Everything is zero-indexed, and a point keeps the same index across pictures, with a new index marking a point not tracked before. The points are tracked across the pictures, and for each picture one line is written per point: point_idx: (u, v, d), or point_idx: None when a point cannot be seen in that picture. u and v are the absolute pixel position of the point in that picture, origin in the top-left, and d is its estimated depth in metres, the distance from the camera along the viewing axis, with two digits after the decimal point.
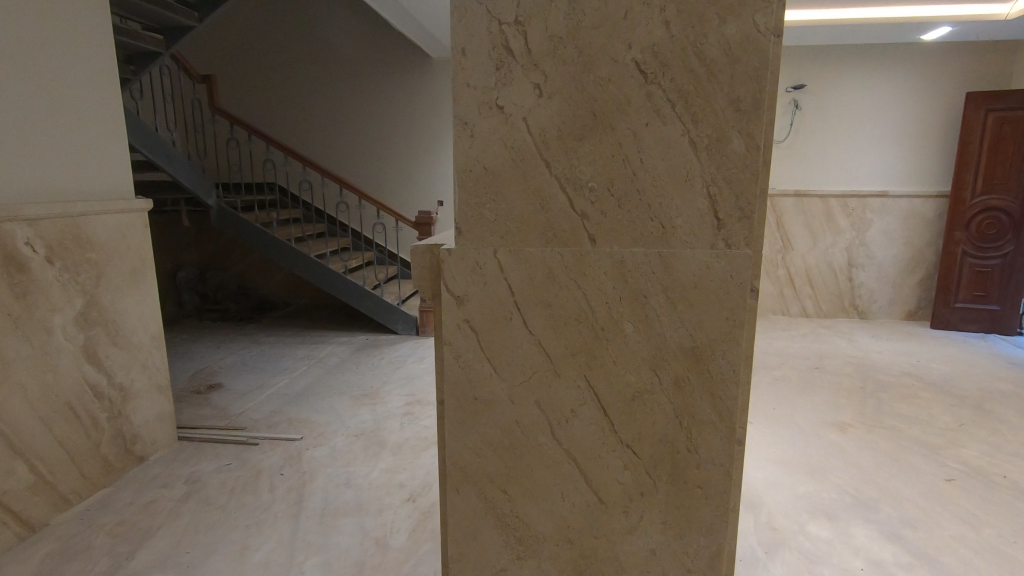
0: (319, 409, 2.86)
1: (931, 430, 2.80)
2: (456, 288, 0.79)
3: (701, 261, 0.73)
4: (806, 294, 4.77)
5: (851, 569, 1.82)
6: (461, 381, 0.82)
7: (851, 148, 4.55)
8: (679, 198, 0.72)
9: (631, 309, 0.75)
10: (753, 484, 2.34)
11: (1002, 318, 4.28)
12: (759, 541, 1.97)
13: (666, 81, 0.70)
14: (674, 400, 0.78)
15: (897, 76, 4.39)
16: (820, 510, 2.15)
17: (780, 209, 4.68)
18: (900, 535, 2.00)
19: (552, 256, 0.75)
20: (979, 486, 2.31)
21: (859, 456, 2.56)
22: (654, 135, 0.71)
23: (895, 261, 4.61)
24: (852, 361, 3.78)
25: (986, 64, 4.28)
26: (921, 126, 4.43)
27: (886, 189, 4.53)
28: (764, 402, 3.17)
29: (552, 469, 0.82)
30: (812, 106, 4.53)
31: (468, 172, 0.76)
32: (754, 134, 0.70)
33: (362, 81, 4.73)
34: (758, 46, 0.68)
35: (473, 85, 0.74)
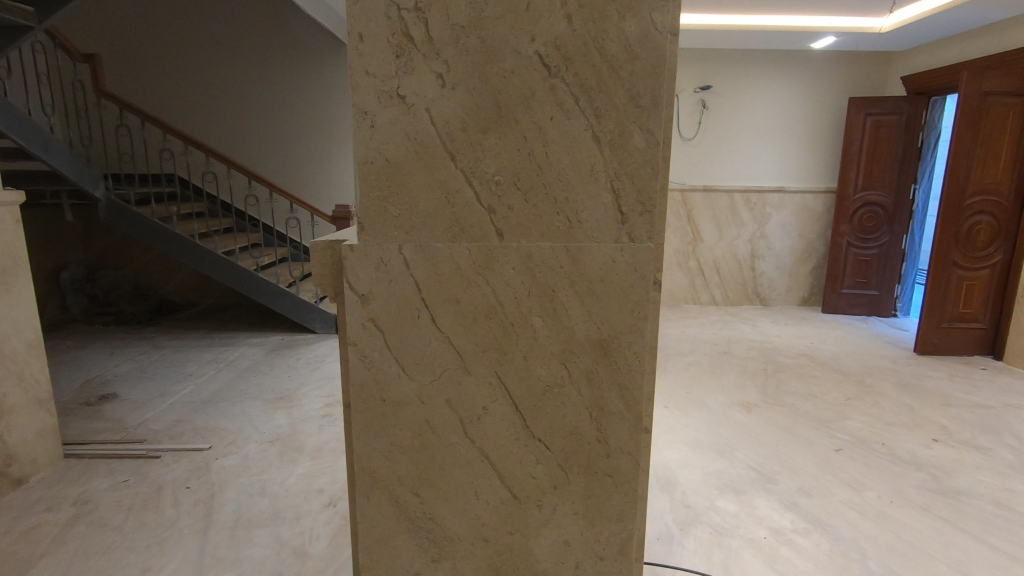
0: (229, 415, 2.68)
1: (822, 405, 3.07)
2: (359, 286, 0.75)
3: (606, 255, 0.74)
4: (714, 284, 5.07)
5: (756, 539, 1.96)
6: (368, 384, 0.78)
7: (751, 147, 4.86)
8: (584, 193, 0.73)
9: (540, 304, 0.75)
10: (668, 465, 2.45)
11: (879, 302, 4.77)
12: (674, 519, 2.07)
13: (569, 75, 0.70)
14: (584, 393, 0.79)
15: (790, 81, 4.74)
16: (728, 485, 2.29)
17: (689, 203, 4.93)
18: (797, 503, 2.17)
19: (459, 252, 0.74)
20: (863, 454, 2.55)
21: (762, 433, 2.76)
22: (559, 129, 0.71)
23: (790, 252, 5.00)
24: (755, 345, 4.06)
25: (863, 73, 4.73)
26: (811, 127, 4.82)
27: (782, 185, 4.89)
28: (677, 386, 3.34)
29: (465, 469, 0.81)
30: (717, 106, 4.79)
31: (369, 165, 0.72)
32: (653, 130, 0.72)
33: (268, 66, 4.45)
34: (656, 43, 0.69)
35: (372, 74, 0.70)
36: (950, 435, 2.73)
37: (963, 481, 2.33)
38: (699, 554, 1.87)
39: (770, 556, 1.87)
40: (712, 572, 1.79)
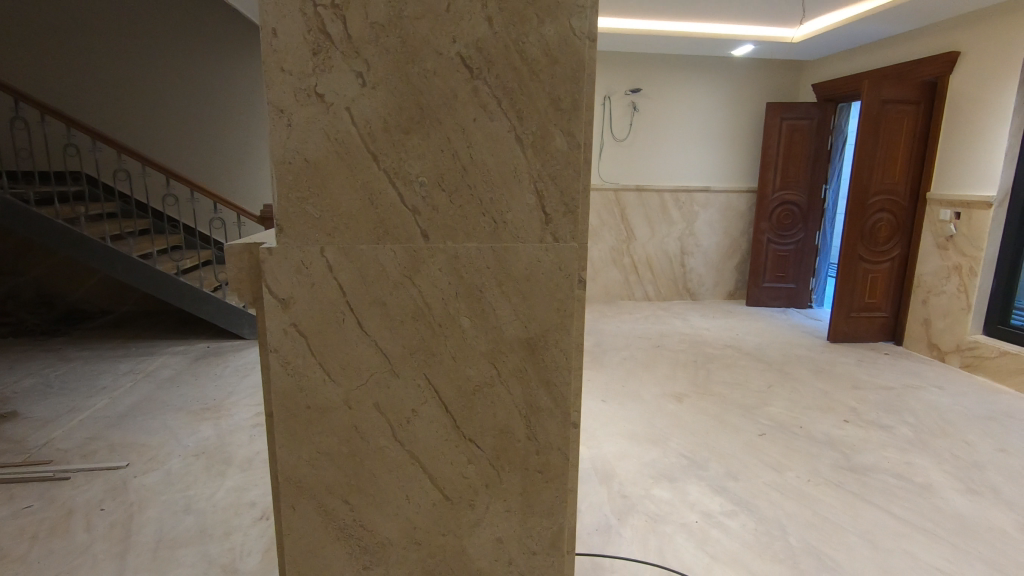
0: (150, 429, 2.51)
1: (747, 393, 3.25)
2: (279, 290, 0.73)
3: (532, 254, 0.76)
4: (647, 280, 5.25)
5: (687, 523, 2.05)
6: (291, 391, 0.76)
7: (680, 148, 5.07)
8: (509, 194, 0.74)
9: (467, 305, 0.76)
10: (607, 458, 2.52)
11: (797, 294, 5.10)
12: (612, 509, 2.13)
13: (491, 77, 0.71)
14: (514, 391, 0.80)
15: (714, 86, 4.98)
16: (662, 474, 2.39)
17: (623, 203, 5.08)
18: (725, 487, 2.29)
19: (384, 254, 0.73)
20: (784, 437, 2.72)
21: (693, 422, 2.89)
22: (482, 131, 0.72)
23: (717, 248, 5.26)
24: (686, 338, 4.24)
25: (779, 80, 5.05)
26: (733, 130, 5.09)
27: (708, 185, 5.13)
28: (613, 380, 3.44)
29: (395, 473, 0.80)
30: (647, 109, 4.97)
31: (287, 165, 0.70)
32: (574, 132, 0.73)
33: (187, 57, 4.23)
34: (575, 47, 0.71)
35: (288, 71, 0.68)
36: (859, 415, 2.97)
37: (870, 457, 2.54)
38: (635, 542, 1.94)
39: (701, 538, 1.96)
40: (647, 557, 1.86)
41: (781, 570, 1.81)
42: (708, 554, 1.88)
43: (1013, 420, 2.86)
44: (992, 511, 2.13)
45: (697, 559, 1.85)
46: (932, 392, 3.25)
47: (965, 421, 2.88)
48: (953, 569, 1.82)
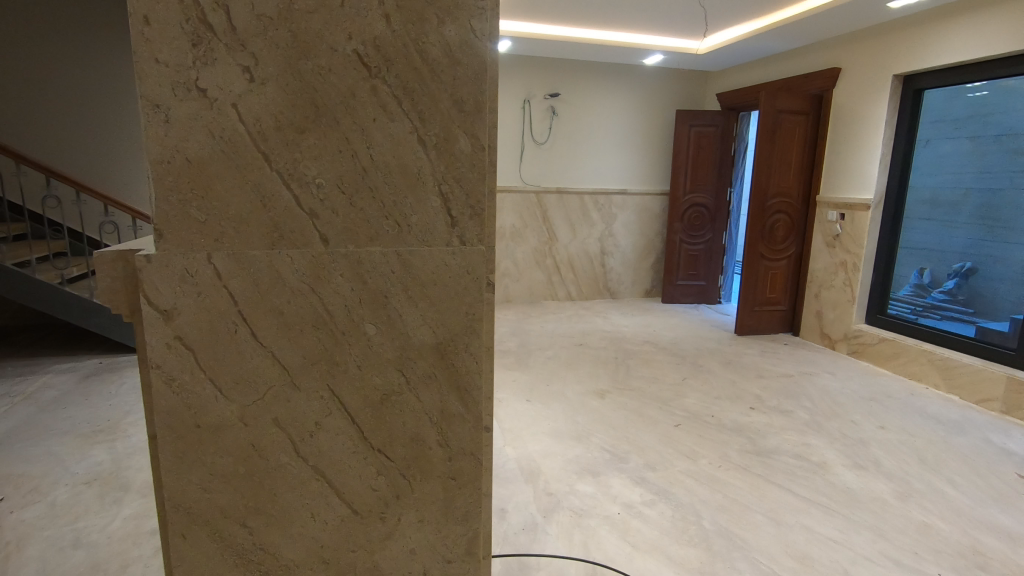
0: (29, 458, 2.24)
1: (664, 386, 3.41)
2: (160, 301, 0.67)
3: (438, 258, 0.74)
4: (569, 280, 5.37)
5: (610, 515, 2.11)
6: (178, 410, 0.70)
7: (597, 151, 5.23)
8: (413, 197, 0.72)
9: (372, 311, 0.73)
10: (532, 456, 2.55)
11: (707, 290, 5.41)
12: (538, 507, 2.15)
13: (390, 76, 0.69)
14: (424, 399, 0.78)
15: (627, 92, 5.18)
16: (586, 469, 2.44)
17: (545, 205, 5.17)
18: (644, 477, 2.38)
19: (280, 260, 0.69)
20: (698, 427, 2.87)
21: (613, 417, 2.98)
22: (383, 131, 0.70)
23: (634, 248, 5.47)
24: (607, 336, 4.38)
25: (687, 89, 5.33)
26: (646, 135, 5.32)
27: (625, 188, 5.33)
28: (537, 379, 3.49)
29: (298, 491, 0.76)
30: (566, 113, 5.09)
31: (166, 165, 0.65)
32: (478, 134, 0.73)
33: (67, 44, 3.91)
34: (476, 49, 0.71)
35: (164, 62, 0.63)
36: (762, 402, 3.19)
37: (773, 440, 2.74)
38: (561, 538, 1.97)
39: (622, 529, 2.03)
40: (573, 553, 1.89)
41: (696, 553, 1.90)
42: (629, 544, 1.94)
43: (891, 400, 3.19)
44: (875, 483, 2.36)
45: (620, 549, 1.91)
46: (825, 377, 3.55)
47: (852, 402, 3.17)
48: (844, 539, 2.00)
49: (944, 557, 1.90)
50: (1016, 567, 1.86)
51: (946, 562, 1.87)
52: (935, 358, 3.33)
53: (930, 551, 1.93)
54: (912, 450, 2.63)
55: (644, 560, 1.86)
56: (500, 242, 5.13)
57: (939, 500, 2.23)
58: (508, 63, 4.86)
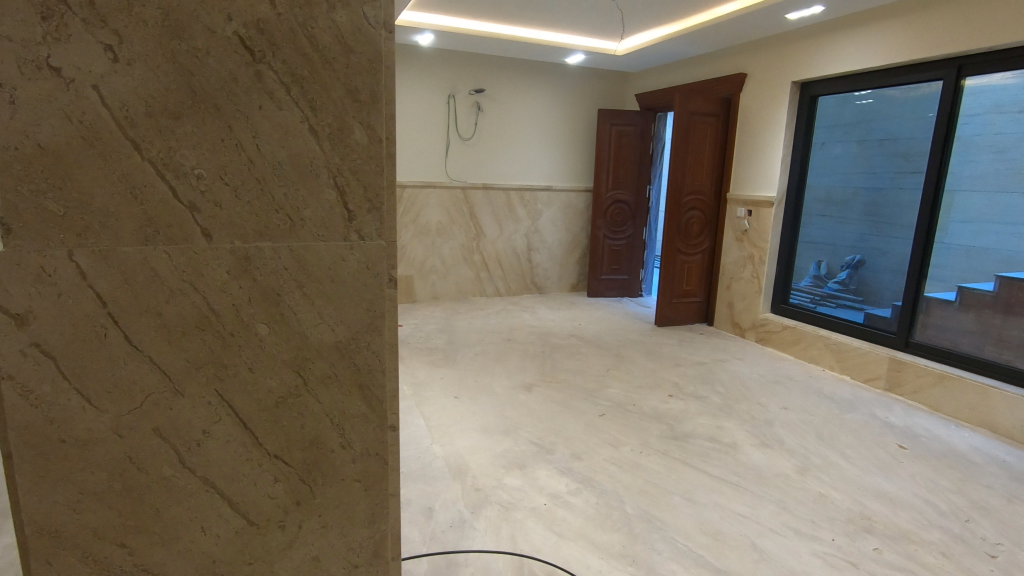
0: None
1: (589, 377, 3.51)
2: (11, 306, 0.60)
3: (335, 254, 0.72)
4: (497, 276, 5.39)
5: (536, 507, 2.14)
6: (37, 425, 0.63)
7: (522, 148, 5.27)
8: (306, 189, 0.69)
9: (263, 309, 0.70)
10: (460, 453, 2.54)
11: (629, 284, 5.61)
12: (466, 504, 2.14)
13: (275, 61, 0.65)
14: (324, 399, 0.76)
15: (551, 91, 5.26)
16: (514, 462, 2.46)
17: (471, 201, 5.15)
18: (570, 467, 2.44)
19: (156, 257, 0.64)
20: (621, 415, 2.98)
21: (541, 410, 3.02)
22: (269, 119, 0.66)
23: (559, 244, 5.58)
24: (534, 330, 4.43)
25: (608, 89, 5.48)
26: (570, 132, 5.42)
27: (550, 184, 5.41)
28: (465, 376, 3.48)
29: (185, 504, 0.71)
30: (491, 109, 5.09)
31: (12, 151, 0.58)
32: (374, 125, 0.71)
33: None
34: (369, 37, 0.69)
35: (6, 36, 0.56)
36: (680, 389, 3.35)
37: (690, 425, 2.88)
38: (489, 532, 1.97)
39: (548, 519, 2.06)
40: (500, 546, 1.89)
41: (618, 537, 1.97)
42: (555, 533, 1.98)
43: (793, 382, 3.45)
44: (779, 460, 2.54)
45: (546, 540, 1.94)
46: (736, 364, 3.79)
47: (760, 386, 3.40)
48: (752, 513, 2.14)
49: (837, 524, 2.08)
50: (896, 527, 2.07)
51: (838, 528, 2.05)
52: (830, 343, 3.63)
53: (825, 519, 2.11)
54: (811, 428, 2.86)
55: (570, 548, 1.90)
56: (426, 238, 5.06)
57: (833, 472, 2.44)
58: (431, 57, 4.79)
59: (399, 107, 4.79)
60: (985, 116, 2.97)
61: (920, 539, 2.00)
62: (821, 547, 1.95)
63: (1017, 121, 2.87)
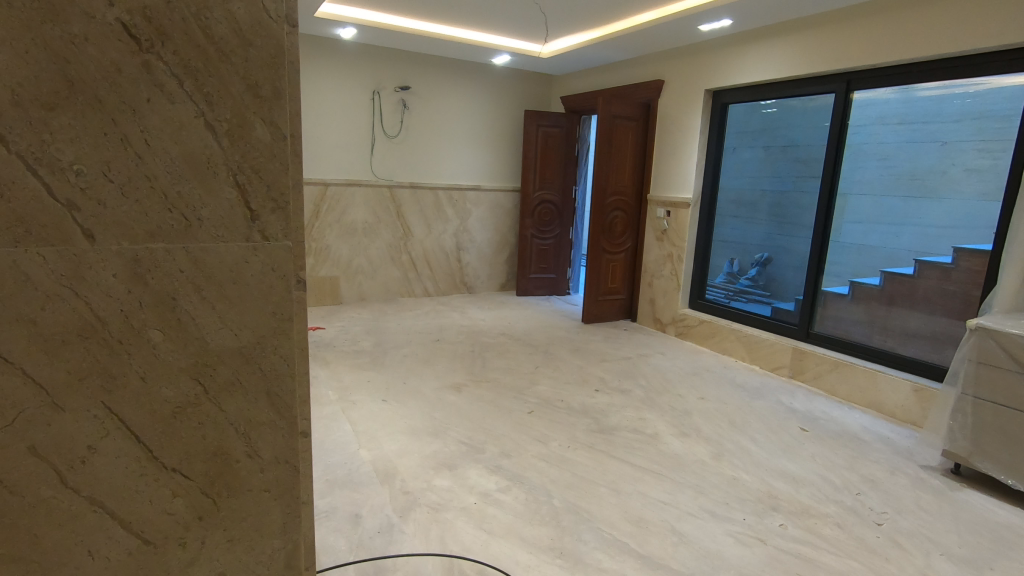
0: None
1: (518, 375, 3.55)
2: None
3: (236, 256, 0.72)
4: (425, 276, 5.33)
5: (466, 506, 2.14)
6: None
7: (450, 147, 5.24)
8: (202, 188, 0.69)
9: (156, 315, 0.68)
10: (388, 457, 2.49)
11: (557, 282, 5.72)
12: (394, 508, 2.11)
13: (164, 51, 0.65)
14: (228, 408, 0.74)
15: (478, 90, 5.27)
16: (443, 463, 2.45)
17: (398, 200, 5.06)
18: (499, 465, 2.46)
19: (28, 259, 0.61)
20: (549, 412, 3.03)
21: (470, 409, 3.02)
22: (159, 113, 0.65)
23: (488, 243, 5.60)
24: (464, 330, 4.42)
25: (534, 90, 5.56)
26: (497, 132, 5.45)
27: (478, 184, 5.42)
28: (393, 378, 3.41)
29: (69, 526, 0.67)
30: (418, 107, 5.03)
31: None
32: (275, 122, 0.72)
33: None
34: (270, 30, 0.69)
35: None
36: (605, 384, 3.47)
37: (614, 418, 2.99)
38: (418, 535, 1.95)
39: (478, 518, 2.07)
40: (430, 549, 1.88)
41: (547, 531, 2.01)
42: (485, 531, 1.99)
43: (709, 373, 3.66)
44: (696, 448, 2.69)
45: (476, 538, 1.95)
46: (657, 357, 3.97)
47: (679, 378, 3.58)
48: (672, 499, 2.25)
49: (747, 504, 2.24)
50: (799, 503, 2.25)
51: (748, 508, 2.20)
52: (741, 335, 3.89)
53: (738, 501, 2.25)
54: (726, 416, 3.04)
55: (499, 545, 1.92)
56: (351, 238, 4.92)
57: (744, 456, 2.62)
58: (354, 51, 4.66)
59: (320, 101, 4.61)
60: (871, 127, 3.31)
61: (819, 513, 2.19)
62: (734, 526, 2.08)
63: (896, 133, 3.25)
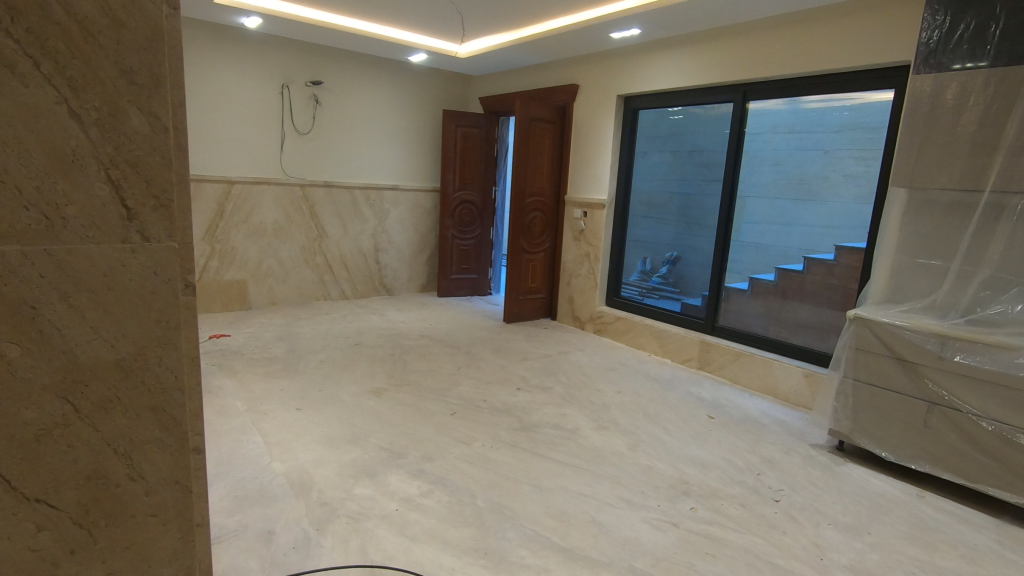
0: None
1: (440, 378, 3.51)
2: None
3: (110, 258, 0.71)
4: (342, 278, 5.14)
5: (388, 513, 2.08)
6: None
7: (366, 146, 5.09)
8: (70, 184, 0.67)
9: (13, 326, 0.65)
10: (303, 468, 2.37)
11: (478, 283, 5.73)
12: (310, 521, 2.01)
13: (16, 26, 0.62)
14: (101, 426, 0.72)
15: (395, 88, 5.15)
16: (363, 471, 2.37)
17: (311, 199, 4.84)
18: (422, 469, 2.42)
19: None
20: (472, 413, 3.02)
21: (391, 414, 2.95)
22: (10, 97, 0.63)
23: (407, 244, 5.49)
24: (383, 333, 4.30)
25: (452, 90, 5.52)
26: (415, 131, 5.36)
27: (396, 183, 5.31)
28: (308, 386, 3.25)
29: None
30: (331, 103, 4.84)
31: None
32: (153, 109, 0.72)
33: None
34: (146, 9, 0.70)
35: None
36: (527, 382, 3.51)
37: (536, 415, 3.03)
38: (336, 548, 1.87)
39: (400, 525, 2.02)
40: (349, 560, 1.81)
41: (470, 532, 2.00)
42: (407, 538, 1.94)
43: (625, 368, 3.81)
44: (614, 440, 2.78)
45: (397, 546, 1.90)
46: (576, 354, 4.07)
47: (597, 374, 3.69)
48: (592, 491, 2.31)
49: (661, 490, 2.35)
50: (708, 487, 2.39)
51: (662, 494, 2.31)
52: (654, 331, 4.08)
53: (652, 488, 2.36)
54: (641, 408, 3.17)
55: (422, 550, 1.88)
56: (260, 239, 4.64)
57: (658, 446, 2.74)
58: (259, 41, 4.40)
59: (223, 93, 4.32)
60: (765, 134, 3.60)
61: (725, 494, 2.33)
62: (650, 513, 2.17)
63: (787, 142, 3.56)
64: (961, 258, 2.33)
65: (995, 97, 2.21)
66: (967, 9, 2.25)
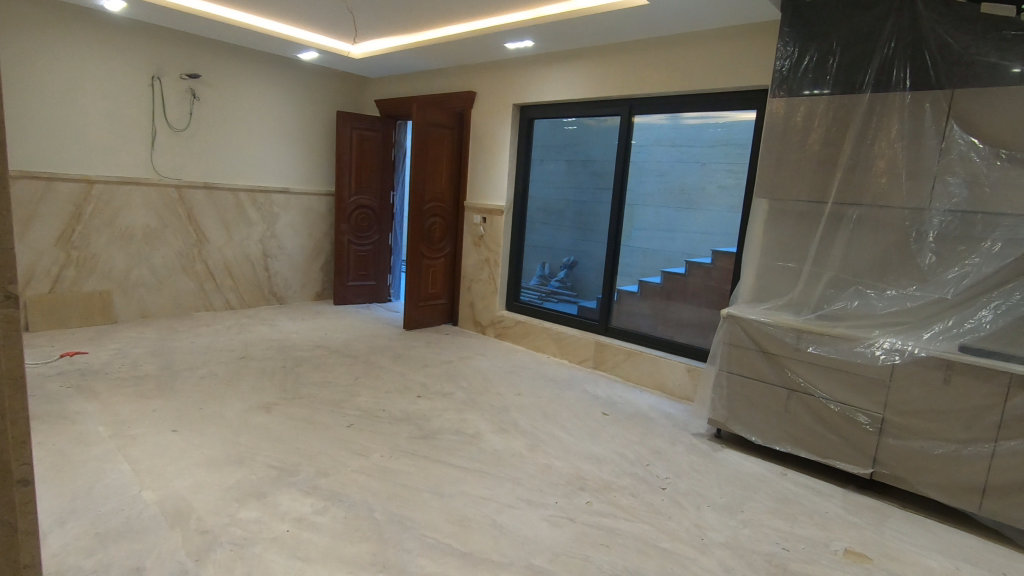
0: None
1: (335, 389, 3.36)
2: None
3: None
4: (226, 287, 4.78)
5: (278, 535, 1.97)
6: None
7: (251, 145, 4.79)
8: None
9: None
10: (179, 494, 2.17)
11: (378, 289, 5.59)
12: (187, 552, 1.84)
13: None
14: None
15: (283, 86, 4.89)
16: (250, 493, 2.22)
17: (188, 201, 4.46)
18: (316, 485, 2.31)
19: None
20: (369, 424, 2.93)
21: (281, 430, 2.79)
22: None
23: (299, 250, 5.22)
24: (273, 344, 4.05)
25: (346, 91, 5.35)
26: (306, 132, 5.12)
27: (286, 186, 5.05)
28: (186, 405, 2.98)
29: None
30: (210, 98, 4.49)
31: None
32: None
33: None
34: None
35: None
36: (427, 389, 3.48)
37: (437, 422, 3.01)
38: None
39: (291, 546, 1.92)
40: None
41: (367, 547, 1.94)
42: (298, 559, 1.85)
43: (525, 371, 3.89)
44: (514, 442, 2.83)
45: (287, 569, 1.80)
46: (477, 359, 4.09)
47: (498, 377, 3.73)
48: (492, 494, 2.34)
49: (559, 488, 2.43)
50: (602, 481, 2.50)
51: (559, 491, 2.39)
52: (552, 333, 4.21)
53: (551, 486, 2.43)
54: (541, 410, 3.26)
55: (315, 571, 1.80)
56: (127, 245, 4.19)
57: (555, 445, 2.83)
58: (123, 27, 3.98)
59: (79, 81, 3.85)
60: (650, 147, 3.85)
61: (618, 486, 2.46)
62: (547, 510, 2.24)
63: (669, 153, 3.86)
64: (812, 261, 2.64)
65: (834, 121, 2.54)
66: (810, 43, 2.59)
